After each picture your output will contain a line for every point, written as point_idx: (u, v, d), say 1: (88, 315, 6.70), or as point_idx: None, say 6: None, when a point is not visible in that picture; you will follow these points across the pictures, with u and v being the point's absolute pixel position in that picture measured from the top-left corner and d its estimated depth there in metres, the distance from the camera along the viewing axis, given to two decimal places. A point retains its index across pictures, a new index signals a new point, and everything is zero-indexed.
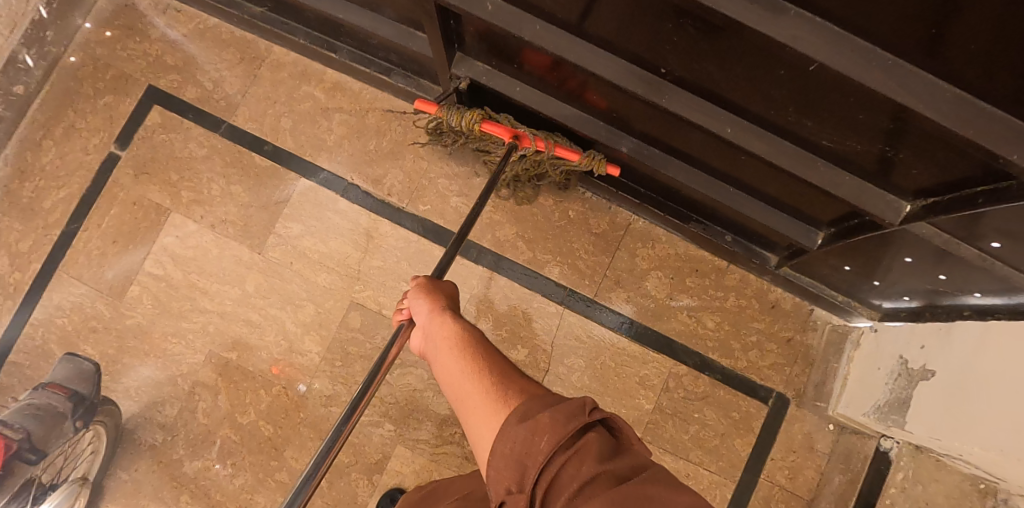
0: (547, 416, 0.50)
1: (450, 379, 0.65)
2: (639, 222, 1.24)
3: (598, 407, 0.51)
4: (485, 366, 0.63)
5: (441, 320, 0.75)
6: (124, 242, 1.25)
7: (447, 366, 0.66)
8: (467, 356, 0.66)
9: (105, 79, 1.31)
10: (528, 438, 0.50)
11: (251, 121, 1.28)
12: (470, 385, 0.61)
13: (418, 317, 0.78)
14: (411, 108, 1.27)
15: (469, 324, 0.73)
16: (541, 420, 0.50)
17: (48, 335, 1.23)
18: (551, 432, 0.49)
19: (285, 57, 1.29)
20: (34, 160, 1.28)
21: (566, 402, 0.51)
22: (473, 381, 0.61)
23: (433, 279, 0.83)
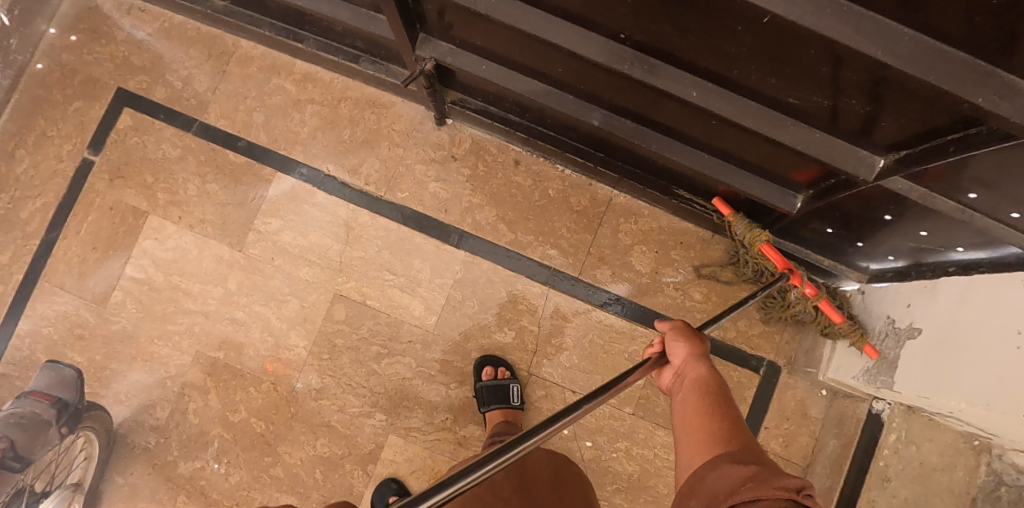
0: (759, 474, 0.48)
1: (687, 417, 0.64)
2: (620, 197, 1.22)
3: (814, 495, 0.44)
4: (730, 423, 0.60)
5: (692, 366, 0.70)
6: (104, 248, 1.24)
7: (687, 406, 0.66)
8: (712, 405, 0.63)
9: (73, 84, 1.29)
10: (737, 482, 0.49)
11: (223, 118, 1.26)
12: (705, 426, 0.61)
13: (669, 355, 0.74)
14: (383, 95, 1.25)
15: (731, 392, 0.65)
16: (762, 475, 0.48)
17: (34, 345, 1.23)
18: (755, 482, 0.47)
19: (253, 50, 1.27)
20: (8, 170, 1.27)
21: (783, 472, 0.47)
22: (707, 424, 0.61)
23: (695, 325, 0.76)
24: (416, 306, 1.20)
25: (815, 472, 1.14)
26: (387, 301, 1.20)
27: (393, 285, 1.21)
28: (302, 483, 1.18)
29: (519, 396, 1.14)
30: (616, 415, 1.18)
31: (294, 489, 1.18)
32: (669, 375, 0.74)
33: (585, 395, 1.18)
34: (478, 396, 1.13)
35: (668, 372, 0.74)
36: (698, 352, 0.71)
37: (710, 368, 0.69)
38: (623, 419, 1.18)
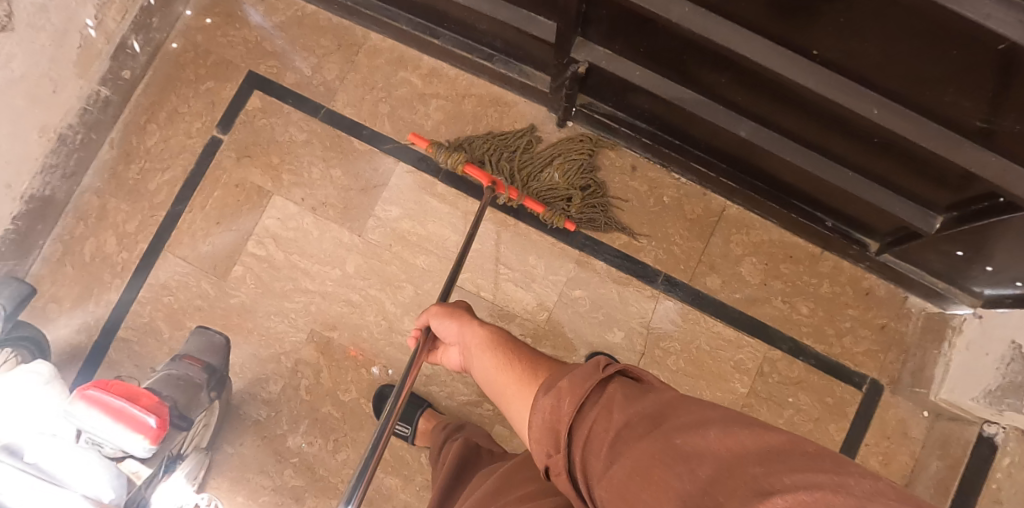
0: (567, 383, 0.58)
1: (500, 375, 0.77)
2: (734, 209, 1.25)
3: (609, 363, 0.59)
4: (531, 359, 0.75)
5: (485, 334, 0.87)
6: (227, 224, 1.28)
7: (493, 371, 0.79)
8: (518, 354, 0.78)
9: (206, 64, 1.34)
10: (552, 406, 0.58)
11: (350, 106, 1.30)
12: (518, 371, 0.74)
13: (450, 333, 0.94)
14: (507, 94, 1.29)
15: (509, 334, 0.85)
16: (566, 389, 0.58)
17: (155, 313, 1.27)
18: (570, 396, 0.57)
19: (382, 43, 1.31)
20: (139, 143, 1.32)
21: (582, 366, 0.59)
22: (518, 373, 0.73)
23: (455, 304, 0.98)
24: (530, 301, 1.23)
25: (916, 491, 1.15)
26: (501, 294, 1.24)
27: (508, 279, 1.24)
28: (408, 466, 1.21)
29: None
30: None
31: (399, 471, 1.21)
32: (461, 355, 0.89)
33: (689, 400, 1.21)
34: None
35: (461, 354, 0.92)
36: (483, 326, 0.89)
37: (491, 331, 0.87)
38: None
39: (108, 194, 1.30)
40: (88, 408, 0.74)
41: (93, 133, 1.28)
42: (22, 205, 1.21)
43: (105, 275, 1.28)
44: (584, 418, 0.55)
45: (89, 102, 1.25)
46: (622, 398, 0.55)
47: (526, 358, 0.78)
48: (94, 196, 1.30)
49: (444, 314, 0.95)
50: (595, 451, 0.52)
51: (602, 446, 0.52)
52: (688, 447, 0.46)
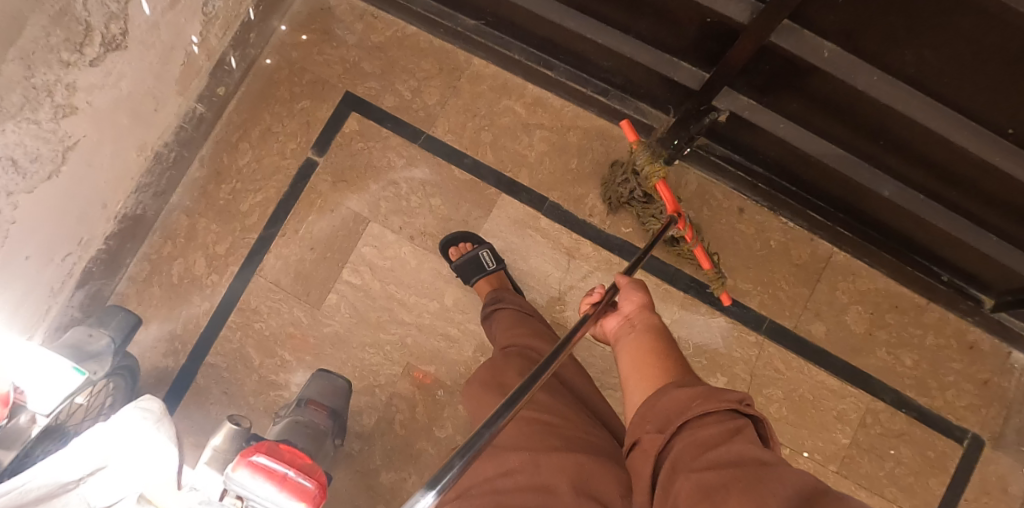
0: (707, 392, 0.59)
1: (631, 357, 0.76)
2: (841, 255, 1.23)
3: (752, 403, 0.57)
4: (672, 358, 0.74)
5: (644, 317, 0.82)
6: (322, 249, 1.24)
7: (642, 350, 0.77)
8: (659, 347, 0.76)
9: (301, 82, 1.29)
10: (684, 401, 0.60)
11: (451, 133, 1.26)
12: (656, 361, 0.73)
13: (624, 305, 0.85)
14: (614, 128, 1.25)
15: (666, 327, 0.80)
16: (708, 398, 0.58)
17: (245, 339, 1.23)
18: (703, 400, 0.58)
19: (485, 69, 1.28)
20: (230, 161, 1.28)
21: (727, 391, 0.59)
22: (656, 368, 0.72)
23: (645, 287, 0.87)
24: None
25: None
26: None
27: None
28: None
29: (493, 260, 1.17)
30: (821, 471, 1.19)
31: None
32: (617, 321, 0.84)
33: (791, 449, 1.19)
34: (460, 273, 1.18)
35: (615, 320, 0.85)
36: (651, 311, 0.83)
37: (657, 322, 0.81)
38: (827, 476, 1.19)
39: (198, 213, 1.27)
40: (248, 476, 0.77)
41: (186, 151, 1.24)
42: (116, 223, 1.18)
43: (193, 297, 1.25)
44: (699, 422, 0.57)
45: (185, 119, 1.21)
46: (745, 431, 0.54)
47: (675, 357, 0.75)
48: (183, 214, 1.27)
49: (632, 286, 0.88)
50: (687, 451, 0.54)
51: (697, 449, 0.54)
52: (765, 485, 0.46)
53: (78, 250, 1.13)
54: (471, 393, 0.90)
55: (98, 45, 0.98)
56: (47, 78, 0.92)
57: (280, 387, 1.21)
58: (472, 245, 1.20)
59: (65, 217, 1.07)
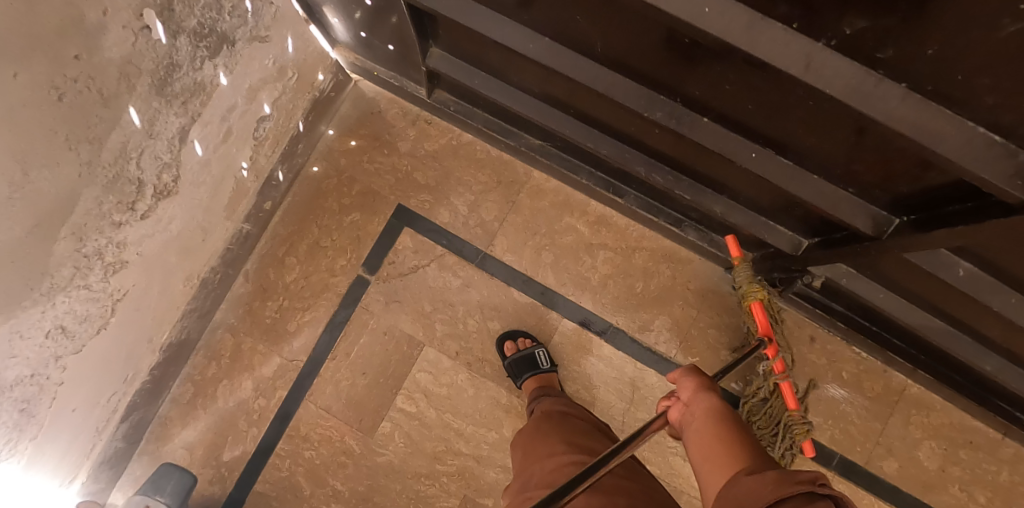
0: (778, 476, 0.55)
1: (699, 444, 0.67)
2: (915, 388, 1.19)
3: (829, 483, 0.51)
4: (743, 442, 0.65)
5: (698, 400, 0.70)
6: (375, 374, 1.19)
7: (705, 442, 0.66)
8: (724, 432, 0.66)
9: (350, 193, 1.23)
10: (758, 490, 0.55)
11: (510, 252, 1.20)
12: (726, 448, 0.65)
13: (678, 391, 0.73)
14: (681, 249, 1.20)
15: (735, 413, 0.69)
16: (782, 487, 0.53)
17: (295, 467, 1.19)
18: (776, 486, 0.53)
19: (546, 183, 1.21)
20: (276, 277, 1.21)
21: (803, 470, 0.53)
22: (726, 458, 0.64)
23: (699, 370, 0.74)
24: None
25: None
26: (668, 469, 1.17)
27: (676, 452, 1.17)
28: None
29: (548, 360, 1.14)
30: None
31: None
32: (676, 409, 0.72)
33: None
34: (510, 372, 1.14)
35: (671, 407, 0.73)
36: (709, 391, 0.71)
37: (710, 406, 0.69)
38: None
39: (244, 332, 1.21)
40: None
41: (231, 270, 1.18)
42: (160, 353, 1.12)
43: (241, 422, 1.20)
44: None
45: (232, 240, 1.14)
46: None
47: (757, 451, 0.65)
48: (228, 333, 1.21)
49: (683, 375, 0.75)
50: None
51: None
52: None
53: (122, 388, 1.08)
54: (523, 440, 0.93)
55: (149, 197, 0.90)
56: (98, 243, 0.86)
57: None
58: (532, 343, 1.16)
59: (111, 362, 1.01)
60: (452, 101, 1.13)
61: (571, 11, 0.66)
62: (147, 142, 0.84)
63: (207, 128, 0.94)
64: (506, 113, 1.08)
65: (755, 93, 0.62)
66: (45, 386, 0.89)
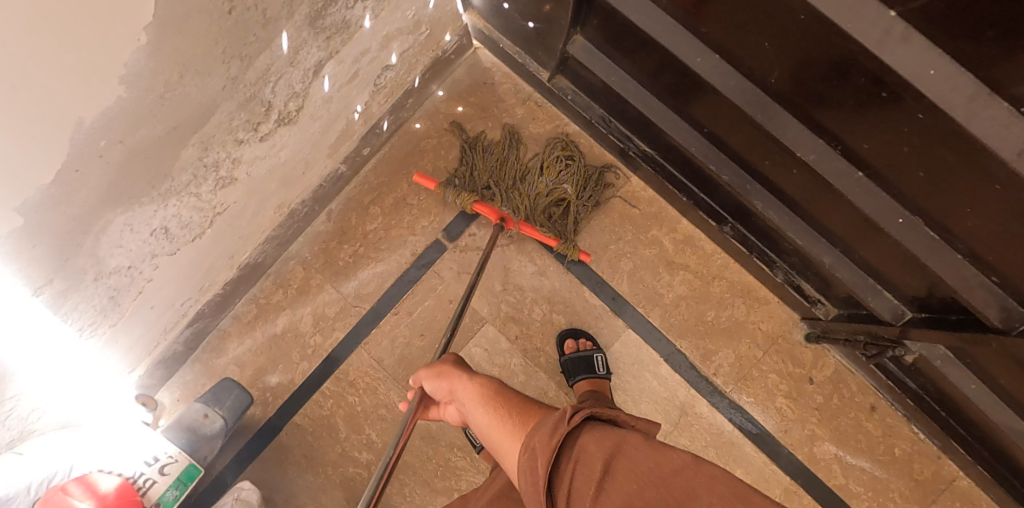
0: (539, 443, 0.62)
1: (481, 431, 0.73)
2: (966, 481, 1.15)
3: (570, 412, 0.62)
4: (503, 408, 0.72)
5: (451, 382, 0.79)
6: (432, 339, 1.20)
7: (474, 420, 0.74)
8: (485, 398, 0.74)
9: (446, 157, 1.23)
10: (531, 465, 0.62)
11: (590, 251, 1.20)
12: (497, 428, 0.70)
13: (437, 394, 0.81)
14: (762, 288, 1.17)
15: (485, 378, 0.77)
16: (536, 443, 0.62)
17: (336, 408, 1.21)
18: (543, 459, 0.61)
19: (642, 191, 1.20)
20: (358, 223, 1.23)
21: (549, 419, 0.63)
22: (495, 422, 0.71)
23: (433, 363, 0.84)
24: None
25: None
26: None
27: None
28: None
29: (605, 366, 1.14)
30: None
31: None
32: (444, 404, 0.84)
33: None
34: (564, 368, 1.13)
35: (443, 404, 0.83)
36: (454, 374, 0.79)
37: (472, 381, 0.77)
38: None
39: (315, 268, 1.23)
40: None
41: (318, 206, 1.19)
42: (236, 271, 1.15)
43: (293, 353, 1.22)
44: (562, 478, 0.60)
45: (327, 178, 1.16)
46: (592, 453, 0.59)
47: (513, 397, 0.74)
48: (299, 265, 1.22)
49: (422, 376, 0.83)
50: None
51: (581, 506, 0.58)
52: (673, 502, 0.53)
53: (196, 296, 1.10)
54: None
55: (272, 121, 0.92)
56: (218, 156, 0.87)
57: (359, 465, 1.20)
58: (592, 347, 1.16)
59: (196, 270, 1.04)
60: (571, 90, 1.12)
61: (759, 35, 0.64)
62: (287, 69, 0.85)
63: (339, 66, 0.95)
64: (627, 115, 1.07)
65: (931, 163, 0.61)
66: (136, 279, 0.93)
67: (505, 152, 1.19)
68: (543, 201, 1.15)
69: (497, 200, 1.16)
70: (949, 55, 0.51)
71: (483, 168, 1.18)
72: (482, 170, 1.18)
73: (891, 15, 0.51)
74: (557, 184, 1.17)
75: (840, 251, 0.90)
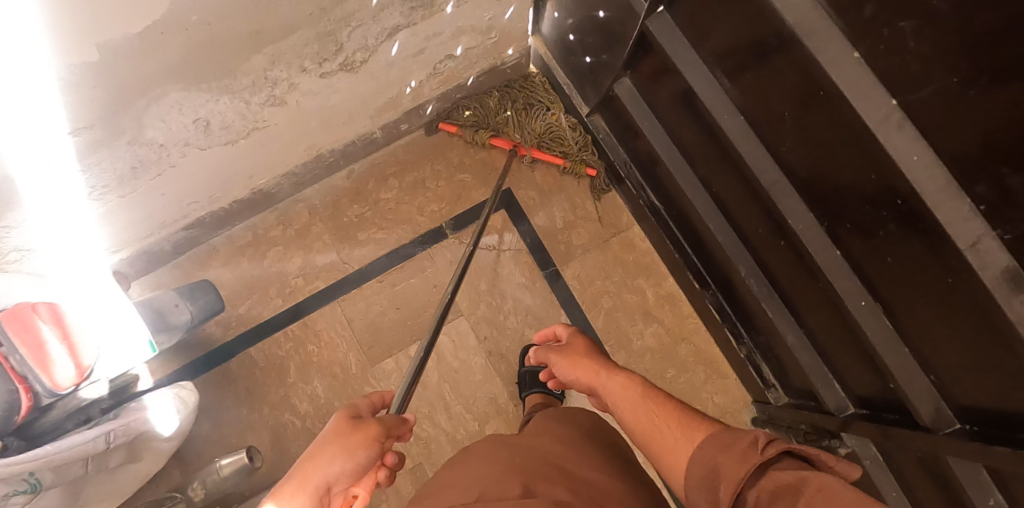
0: (725, 462, 0.55)
1: (639, 424, 0.71)
2: None
3: (765, 438, 0.53)
4: (681, 417, 0.68)
5: (624, 382, 0.78)
6: (406, 315, 1.24)
7: (637, 413, 0.73)
8: (648, 396, 0.74)
9: (474, 157, 1.30)
10: (713, 475, 0.56)
11: (577, 280, 1.25)
12: (671, 436, 0.66)
13: (572, 371, 0.87)
14: (724, 363, 1.23)
15: (646, 382, 0.77)
16: (723, 468, 0.55)
17: (293, 353, 1.22)
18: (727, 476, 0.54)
19: (640, 242, 1.27)
20: (373, 188, 1.28)
21: (743, 437, 0.55)
22: (672, 430, 0.66)
23: (579, 336, 0.92)
24: None
25: None
26: None
27: None
28: None
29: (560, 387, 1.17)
30: None
31: None
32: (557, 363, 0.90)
33: None
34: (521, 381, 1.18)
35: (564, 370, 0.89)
36: (631, 378, 0.79)
37: (641, 387, 0.76)
38: None
39: (319, 217, 1.27)
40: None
41: (343, 160, 1.25)
42: (249, 193, 1.19)
43: (271, 289, 1.25)
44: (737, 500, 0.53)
45: (360, 138, 1.22)
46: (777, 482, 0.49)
47: (683, 407, 0.71)
48: (306, 210, 1.27)
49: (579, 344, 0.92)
50: None
51: None
52: None
53: (204, 202, 1.14)
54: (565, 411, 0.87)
55: (337, 63, 0.99)
56: (280, 74, 0.94)
57: (296, 414, 1.20)
58: None
59: (217, 175, 1.09)
60: (605, 130, 1.22)
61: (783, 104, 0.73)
62: (368, 21, 0.94)
63: (411, 38, 1.03)
64: (647, 164, 1.16)
65: (899, 251, 0.68)
66: (163, 159, 0.97)
67: (515, 89, 1.28)
68: (541, 132, 1.26)
69: (512, 128, 1.28)
70: (932, 148, 0.58)
71: (488, 108, 1.27)
72: (486, 102, 1.27)
73: (892, 103, 0.60)
74: (561, 123, 1.27)
75: (803, 332, 0.97)
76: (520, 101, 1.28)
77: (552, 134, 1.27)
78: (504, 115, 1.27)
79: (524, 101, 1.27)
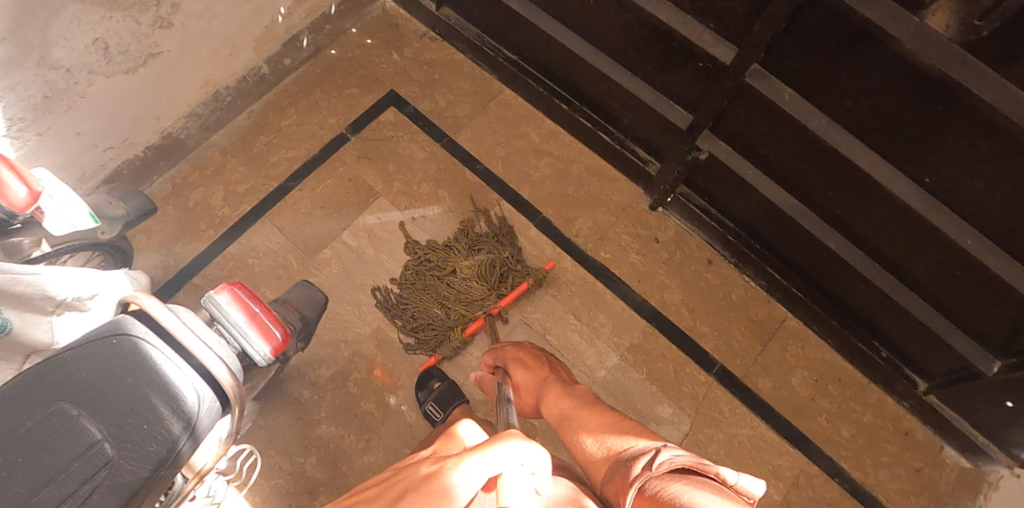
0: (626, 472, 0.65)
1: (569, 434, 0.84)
2: (794, 321, 1.33)
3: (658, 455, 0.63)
4: (609, 424, 0.79)
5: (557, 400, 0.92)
6: (331, 209, 1.37)
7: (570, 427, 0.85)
8: (574, 408, 0.87)
9: (356, 75, 1.50)
10: (617, 476, 0.66)
11: (471, 141, 1.44)
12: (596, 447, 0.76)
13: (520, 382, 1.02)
14: (612, 169, 1.42)
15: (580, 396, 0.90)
16: (605, 491, 0.68)
17: (236, 270, 1.31)
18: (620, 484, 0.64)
19: (513, 99, 1.48)
20: (274, 120, 1.44)
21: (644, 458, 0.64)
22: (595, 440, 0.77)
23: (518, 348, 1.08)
24: (590, 355, 1.28)
25: None
26: (565, 342, 1.29)
27: (574, 329, 1.30)
28: None
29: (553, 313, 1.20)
30: None
31: None
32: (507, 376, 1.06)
33: None
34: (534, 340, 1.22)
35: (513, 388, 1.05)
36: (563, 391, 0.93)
37: (572, 401, 0.89)
38: None
39: (231, 154, 1.41)
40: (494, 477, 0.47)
41: (240, 99, 1.41)
42: (159, 138, 1.31)
43: (201, 223, 1.35)
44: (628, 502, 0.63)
45: (249, 73, 1.39)
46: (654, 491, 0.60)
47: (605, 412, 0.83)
48: (218, 152, 1.41)
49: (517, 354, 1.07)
50: None
51: None
52: None
53: (119, 148, 1.26)
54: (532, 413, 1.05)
55: None
56: None
57: None
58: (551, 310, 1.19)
59: (124, 113, 1.21)
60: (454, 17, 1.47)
61: None
62: None
63: None
64: (494, 25, 1.40)
65: None
66: (72, 88, 1.09)
67: (419, 313, 1.27)
68: (489, 274, 1.28)
69: (466, 311, 1.26)
70: None
71: (427, 314, 1.26)
72: (424, 315, 1.26)
73: None
74: (472, 271, 1.28)
75: (637, 77, 1.19)
76: (445, 299, 1.27)
77: (491, 273, 1.29)
78: (449, 311, 1.26)
79: (445, 313, 1.26)
